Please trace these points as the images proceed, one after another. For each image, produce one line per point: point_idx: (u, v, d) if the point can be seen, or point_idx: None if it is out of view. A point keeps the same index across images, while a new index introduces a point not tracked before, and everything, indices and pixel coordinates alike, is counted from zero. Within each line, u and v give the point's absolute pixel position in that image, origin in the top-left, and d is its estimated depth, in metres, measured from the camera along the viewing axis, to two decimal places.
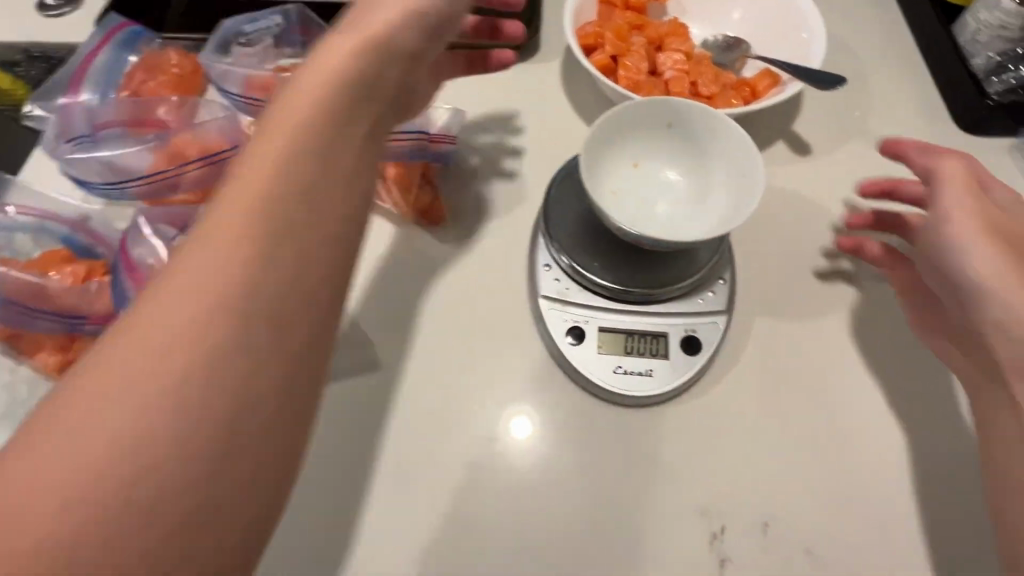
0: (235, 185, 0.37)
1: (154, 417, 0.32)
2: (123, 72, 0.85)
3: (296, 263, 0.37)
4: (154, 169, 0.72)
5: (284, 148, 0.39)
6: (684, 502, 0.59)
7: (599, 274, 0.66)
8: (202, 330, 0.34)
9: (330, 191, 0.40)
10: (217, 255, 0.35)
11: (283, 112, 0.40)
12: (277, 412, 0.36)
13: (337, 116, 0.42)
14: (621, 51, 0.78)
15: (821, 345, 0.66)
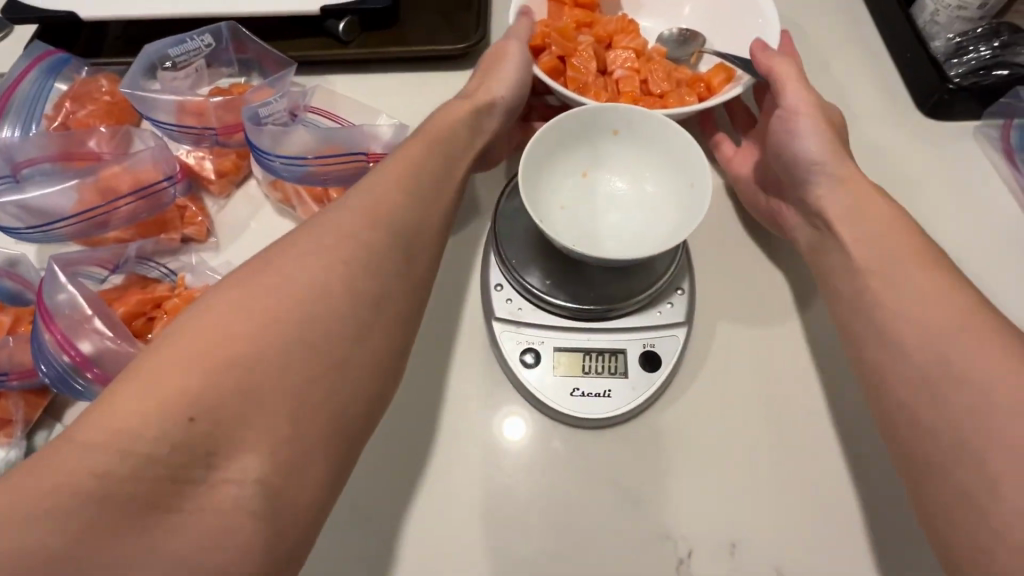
0: (344, 250, 0.51)
1: (279, 408, 0.44)
2: (49, 103, 0.81)
3: (375, 323, 0.51)
4: (83, 207, 0.68)
5: (379, 225, 0.54)
6: (647, 528, 0.56)
7: (552, 293, 0.63)
8: (317, 359, 0.46)
9: (403, 269, 0.54)
10: (329, 304, 0.48)
11: (380, 196, 0.56)
12: (343, 437, 0.47)
13: (415, 208, 0.57)
14: (569, 52, 0.75)
15: (786, 352, 0.64)
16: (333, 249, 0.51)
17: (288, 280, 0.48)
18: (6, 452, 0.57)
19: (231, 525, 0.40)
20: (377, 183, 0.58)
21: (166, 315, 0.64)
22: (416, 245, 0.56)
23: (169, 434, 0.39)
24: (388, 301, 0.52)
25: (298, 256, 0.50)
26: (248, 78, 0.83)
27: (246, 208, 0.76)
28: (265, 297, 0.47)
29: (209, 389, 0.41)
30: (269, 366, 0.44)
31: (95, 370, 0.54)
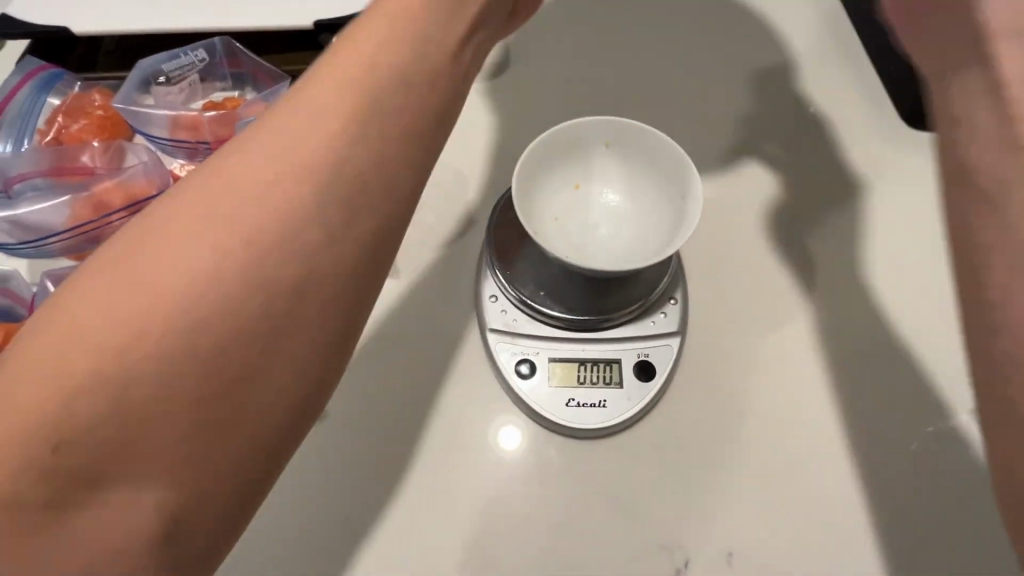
0: (260, 189, 0.36)
1: (168, 417, 0.33)
2: (39, 119, 0.80)
3: (308, 292, 0.37)
4: (77, 222, 0.68)
5: (306, 155, 0.37)
6: (644, 538, 0.57)
7: (547, 304, 0.64)
8: (222, 350, 0.34)
9: (341, 210, 0.38)
10: (241, 271, 0.35)
11: (302, 112, 0.38)
12: (270, 441, 0.37)
13: (350, 121, 0.39)
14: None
15: (782, 360, 0.64)
16: (240, 188, 0.36)
17: (214, 202, 0.36)
18: None
19: (113, 560, 0.32)
20: (294, 94, 0.39)
21: None
22: (359, 183, 0.39)
23: (29, 458, 0.31)
24: (332, 264, 0.38)
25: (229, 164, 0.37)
26: (241, 91, 0.83)
27: None
28: (152, 264, 0.34)
29: (72, 398, 0.31)
30: (150, 366, 0.32)
31: None
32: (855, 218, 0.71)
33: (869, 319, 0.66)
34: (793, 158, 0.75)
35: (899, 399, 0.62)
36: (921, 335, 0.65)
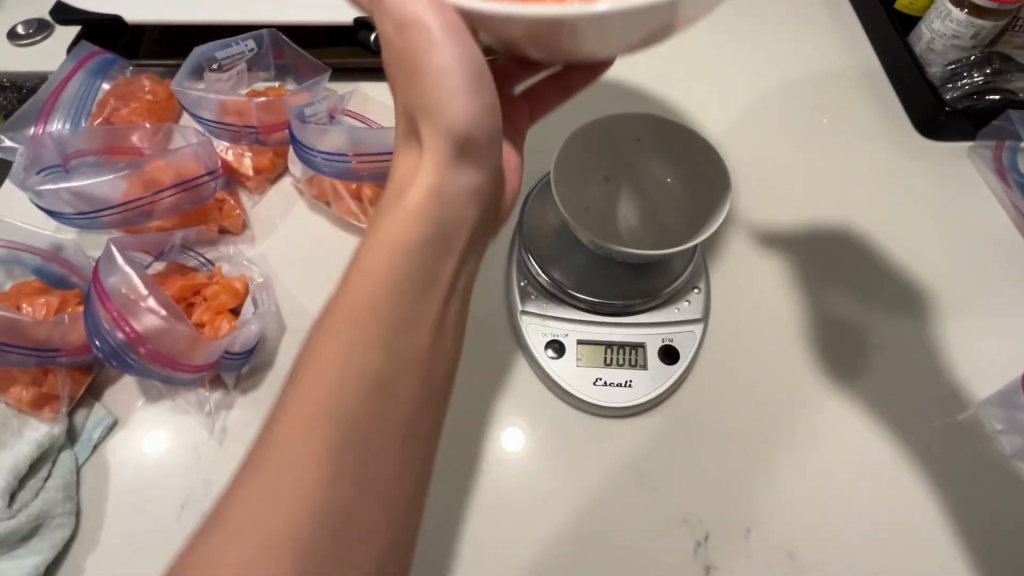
0: (380, 284, 0.47)
1: (355, 469, 0.42)
2: (94, 104, 0.82)
3: (422, 345, 0.48)
4: (129, 196, 0.71)
5: (412, 252, 0.49)
6: (666, 512, 0.59)
7: (576, 288, 0.67)
8: (374, 407, 0.44)
9: (444, 286, 0.51)
10: (375, 348, 0.45)
11: (397, 221, 0.50)
12: (419, 466, 0.47)
13: (439, 215, 0.51)
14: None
15: (796, 351, 0.67)
16: (363, 289, 0.47)
17: (342, 346, 0.44)
18: (49, 427, 0.59)
19: None
20: (388, 211, 0.51)
21: (205, 301, 0.67)
22: (447, 265, 0.52)
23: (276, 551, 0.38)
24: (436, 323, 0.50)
25: (342, 322, 0.45)
26: (283, 82, 0.87)
27: (280, 204, 0.80)
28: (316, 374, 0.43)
29: (294, 488, 0.40)
30: (332, 435, 0.42)
31: (148, 346, 0.57)
32: (859, 225, 0.76)
33: (878, 317, 0.69)
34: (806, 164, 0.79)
35: (908, 392, 0.65)
36: (928, 333, 0.69)
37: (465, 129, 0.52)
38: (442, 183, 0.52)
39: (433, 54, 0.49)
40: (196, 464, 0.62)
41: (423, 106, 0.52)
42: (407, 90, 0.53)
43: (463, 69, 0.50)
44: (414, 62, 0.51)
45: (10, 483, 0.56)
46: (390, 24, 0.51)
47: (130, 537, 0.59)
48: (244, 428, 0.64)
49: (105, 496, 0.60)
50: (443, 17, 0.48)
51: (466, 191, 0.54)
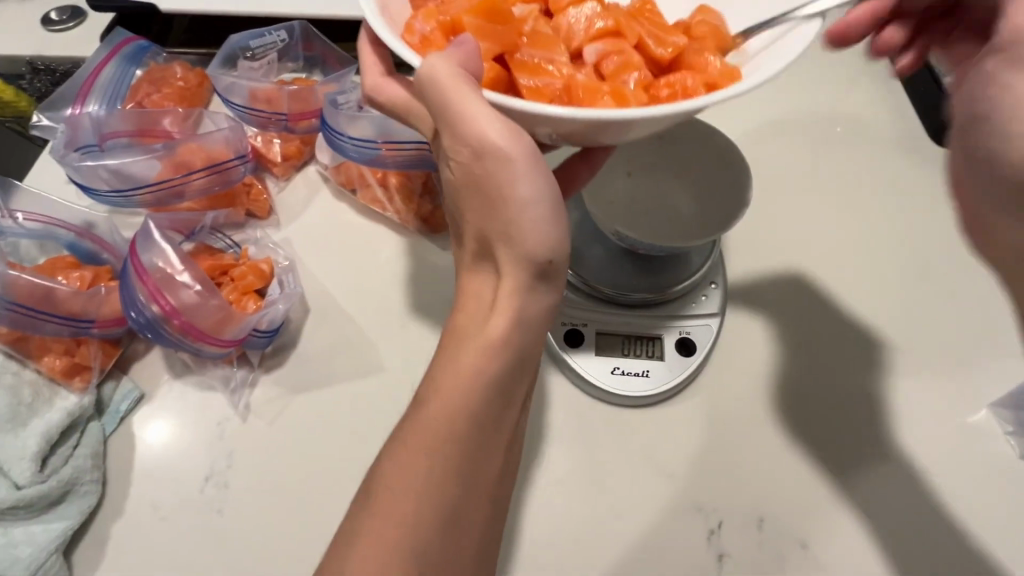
0: (463, 388, 0.47)
1: (443, 559, 0.45)
2: (130, 88, 0.84)
3: (499, 436, 0.49)
4: (161, 177, 0.73)
5: (492, 364, 0.47)
6: (679, 500, 0.61)
7: (596, 280, 0.68)
8: (460, 502, 0.46)
9: (520, 385, 0.50)
10: (459, 445, 0.46)
11: (478, 328, 0.48)
12: (492, 538, 0.50)
13: (521, 324, 0.48)
14: (507, 42, 0.52)
15: (806, 350, 0.69)
16: (448, 390, 0.47)
17: (432, 447, 0.46)
18: (79, 397, 0.61)
19: None
20: (468, 306, 0.50)
21: (232, 282, 0.69)
22: (524, 365, 0.50)
23: None
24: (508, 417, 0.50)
25: (423, 426, 0.47)
26: (310, 73, 0.89)
27: (305, 190, 0.82)
28: (408, 469, 0.46)
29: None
30: (424, 530, 0.45)
31: (180, 318, 0.59)
32: (872, 231, 0.78)
33: (890, 319, 0.71)
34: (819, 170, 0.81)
35: (919, 393, 0.66)
36: (939, 336, 0.70)
37: (551, 261, 0.47)
38: (524, 307, 0.48)
39: (518, 186, 0.46)
40: (220, 439, 0.64)
41: (504, 232, 0.47)
42: (483, 215, 0.49)
43: (548, 195, 0.47)
44: (496, 192, 0.47)
45: (42, 447, 0.57)
46: (467, 150, 0.47)
47: (154, 507, 0.60)
48: (267, 406, 0.66)
49: (131, 467, 0.62)
50: (523, 141, 0.46)
51: (546, 313, 0.50)
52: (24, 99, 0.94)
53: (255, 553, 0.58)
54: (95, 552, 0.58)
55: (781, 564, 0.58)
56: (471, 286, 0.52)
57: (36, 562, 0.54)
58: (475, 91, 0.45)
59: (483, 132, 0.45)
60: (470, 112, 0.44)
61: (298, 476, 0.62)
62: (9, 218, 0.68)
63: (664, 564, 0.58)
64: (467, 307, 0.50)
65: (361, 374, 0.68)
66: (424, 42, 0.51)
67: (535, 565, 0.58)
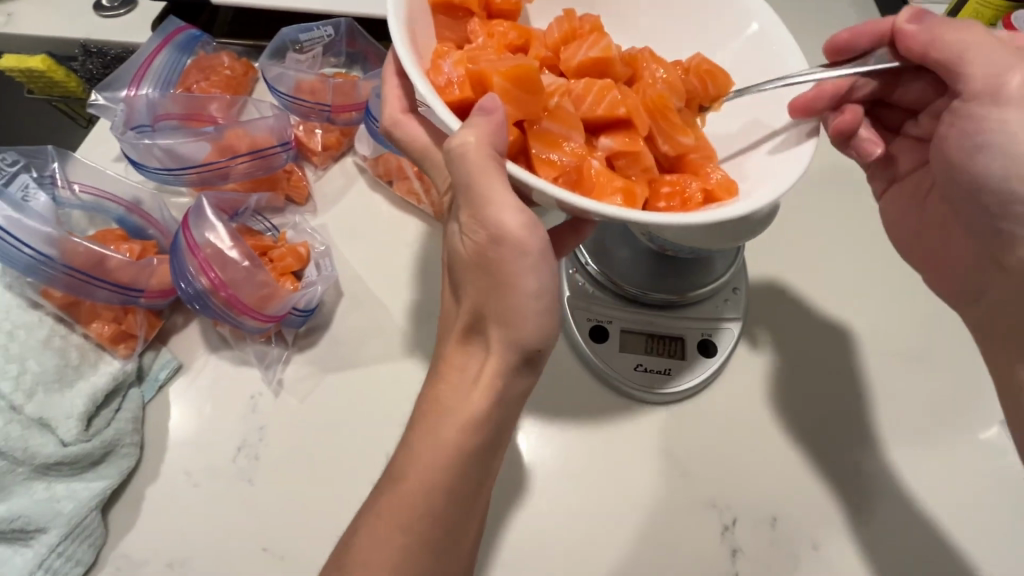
0: (445, 465, 0.49)
1: None
2: (182, 74, 0.86)
3: (477, 500, 0.52)
4: (210, 159, 0.75)
5: (473, 441, 0.50)
6: (696, 498, 0.63)
7: (622, 278, 0.70)
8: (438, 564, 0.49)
9: (498, 453, 0.53)
10: (439, 517, 0.49)
11: (462, 405, 0.50)
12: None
13: (503, 401, 0.51)
14: (530, 112, 0.51)
15: (823, 358, 0.71)
16: (427, 465, 0.49)
17: (412, 517, 0.48)
18: (123, 363, 0.64)
19: None
20: (453, 378, 0.52)
21: (272, 262, 0.71)
22: (500, 435, 0.52)
23: None
24: (486, 481, 0.52)
25: (404, 501, 0.49)
26: (350, 70, 0.93)
27: (341, 180, 0.84)
28: (389, 537, 0.48)
29: None
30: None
31: (227, 291, 0.63)
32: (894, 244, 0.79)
33: (908, 333, 0.73)
34: (840, 187, 0.84)
35: (932, 406, 0.68)
36: (954, 353, 0.71)
37: (539, 349, 0.51)
38: (507, 388, 0.51)
39: (524, 277, 0.49)
40: (252, 412, 0.66)
41: (501, 315, 0.50)
42: (483, 294, 0.50)
43: (548, 288, 0.50)
44: (498, 277, 0.49)
45: (88, 408, 0.60)
46: (483, 233, 0.48)
47: (187, 472, 0.62)
48: (299, 383, 0.68)
49: (167, 432, 0.64)
50: (538, 235, 0.49)
51: (524, 388, 0.53)
52: (75, 79, 0.98)
53: (284, 523, 0.60)
54: (131, 511, 0.60)
55: (790, 562, 0.60)
56: (457, 356, 0.53)
57: (76, 518, 0.56)
58: (500, 175, 0.46)
59: (505, 221, 0.47)
60: (496, 199, 0.46)
61: (328, 451, 0.64)
62: (65, 188, 0.70)
63: (679, 557, 0.60)
64: (454, 378, 0.52)
65: (392, 357, 0.70)
66: (448, 89, 0.51)
67: (553, 550, 0.60)
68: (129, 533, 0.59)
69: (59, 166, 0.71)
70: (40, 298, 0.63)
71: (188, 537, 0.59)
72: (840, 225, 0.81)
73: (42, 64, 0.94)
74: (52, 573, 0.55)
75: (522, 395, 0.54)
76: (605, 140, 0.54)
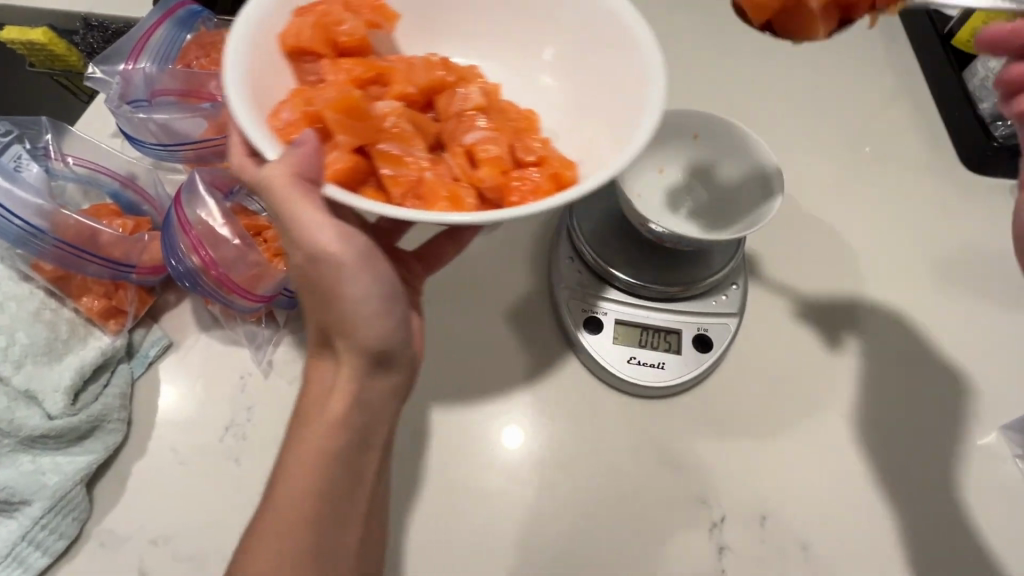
0: (306, 473, 0.51)
1: None
2: (181, 51, 0.82)
3: (358, 499, 0.53)
4: (205, 136, 0.74)
5: (331, 444, 0.52)
6: (685, 493, 0.62)
7: (618, 268, 0.68)
8: (324, 558, 0.50)
9: (371, 455, 0.54)
10: (311, 518, 0.50)
11: (317, 414, 0.53)
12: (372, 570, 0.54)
13: (357, 402, 0.54)
14: (367, 138, 0.51)
15: (822, 357, 0.69)
16: (292, 474, 0.51)
17: (287, 524, 0.49)
18: (112, 339, 0.64)
19: None
20: (312, 392, 0.55)
21: (265, 242, 0.70)
22: (369, 437, 0.54)
23: None
24: (365, 481, 0.54)
25: (278, 512, 0.50)
26: None
27: None
28: (272, 541, 0.49)
29: None
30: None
31: (218, 270, 0.63)
32: (904, 246, 0.77)
33: (910, 334, 0.71)
34: (847, 183, 0.81)
35: (933, 414, 0.66)
36: (960, 360, 0.70)
37: (382, 349, 0.55)
38: (361, 392, 0.55)
39: (348, 287, 0.52)
40: (242, 392, 0.65)
41: (339, 326, 0.54)
42: (323, 311, 0.54)
43: (375, 290, 0.54)
44: (331, 291, 0.53)
45: (75, 382, 0.60)
46: (301, 254, 0.51)
47: (174, 450, 0.62)
48: (289, 366, 0.67)
49: (156, 411, 0.64)
50: (351, 244, 0.51)
51: (385, 389, 0.56)
52: (76, 54, 0.97)
53: None
54: (116, 486, 0.60)
55: (779, 561, 0.59)
56: (315, 371, 0.56)
57: (61, 491, 0.56)
58: (316, 195, 0.49)
59: (320, 240, 0.50)
60: (308, 221, 0.49)
61: None
62: (60, 160, 0.70)
63: (667, 552, 0.59)
64: (310, 393, 0.55)
65: None
66: (287, 133, 0.50)
67: (539, 542, 0.59)
68: (113, 509, 0.59)
69: (54, 139, 0.70)
70: (31, 270, 0.62)
71: (171, 515, 0.59)
72: (848, 221, 0.79)
73: (44, 36, 0.92)
74: (37, 545, 0.55)
75: (382, 396, 0.56)
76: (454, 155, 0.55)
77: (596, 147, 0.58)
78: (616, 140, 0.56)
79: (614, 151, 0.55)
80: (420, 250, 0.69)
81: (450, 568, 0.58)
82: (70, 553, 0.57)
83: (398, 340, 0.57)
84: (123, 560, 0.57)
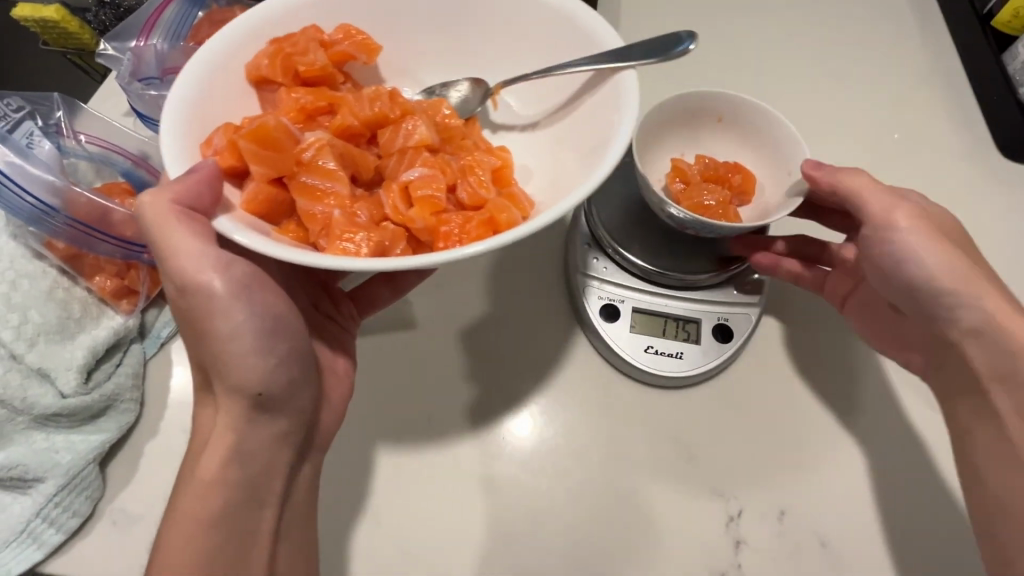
0: (194, 505, 0.51)
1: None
2: (192, 28, 0.79)
3: (251, 526, 0.53)
4: None
5: (217, 477, 0.52)
6: (699, 484, 0.61)
7: (636, 256, 0.67)
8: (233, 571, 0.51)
9: (263, 485, 0.54)
10: (198, 548, 0.50)
11: (206, 448, 0.53)
12: None
13: (242, 437, 0.53)
14: (284, 169, 0.50)
15: (846, 350, 0.67)
16: (178, 504, 0.51)
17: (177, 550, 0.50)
18: (124, 318, 0.63)
19: None
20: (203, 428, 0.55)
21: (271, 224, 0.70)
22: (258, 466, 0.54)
23: None
24: (260, 509, 0.54)
25: (172, 539, 0.50)
26: None
27: None
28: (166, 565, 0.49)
29: None
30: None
31: None
32: None
33: None
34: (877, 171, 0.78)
35: None
36: None
37: (265, 392, 0.53)
38: (245, 428, 0.53)
39: (218, 319, 0.50)
40: None
41: (218, 361, 0.52)
42: (200, 348, 0.53)
43: (248, 324, 0.51)
44: (204, 326, 0.51)
45: (88, 361, 0.59)
46: (173, 285, 0.50)
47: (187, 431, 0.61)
48: None
49: (169, 390, 0.63)
50: (224, 274, 0.50)
51: (273, 420, 0.55)
52: (89, 31, 0.94)
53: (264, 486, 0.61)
54: (130, 464, 0.60)
55: (797, 559, 0.58)
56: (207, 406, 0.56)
57: (75, 469, 0.56)
58: (179, 224, 0.47)
59: (180, 266, 0.48)
60: (172, 248, 0.48)
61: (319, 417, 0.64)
62: (71, 137, 0.69)
63: (680, 544, 0.58)
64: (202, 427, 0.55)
65: (394, 329, 0.69)
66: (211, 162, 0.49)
67: (549, 531, 0.58)
68: (126, 487, 0.59)
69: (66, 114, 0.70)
70: (38, 245, 0.62)
71: None
72: None
73: (58, 14, 0.89)
74: (50, 522, 0.55)
75: (275, 429, 0.55)
76: (388, 195, 0.52)
77: (557, 188, 0.54)
78: (575, 166, 0.54)
79: (574, 181, 0.52)
80: (355, 292, 0.70)
81: (461, 556, 0.57)
82: (84, 531, 0.57)
83: (287, 371, 0.54)
84: (135, 539, 0.57)
